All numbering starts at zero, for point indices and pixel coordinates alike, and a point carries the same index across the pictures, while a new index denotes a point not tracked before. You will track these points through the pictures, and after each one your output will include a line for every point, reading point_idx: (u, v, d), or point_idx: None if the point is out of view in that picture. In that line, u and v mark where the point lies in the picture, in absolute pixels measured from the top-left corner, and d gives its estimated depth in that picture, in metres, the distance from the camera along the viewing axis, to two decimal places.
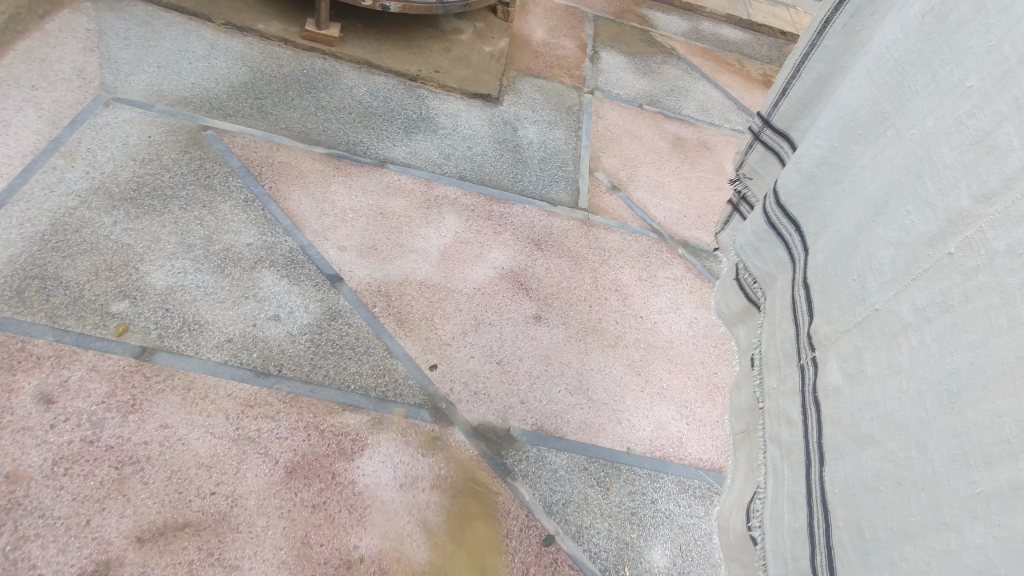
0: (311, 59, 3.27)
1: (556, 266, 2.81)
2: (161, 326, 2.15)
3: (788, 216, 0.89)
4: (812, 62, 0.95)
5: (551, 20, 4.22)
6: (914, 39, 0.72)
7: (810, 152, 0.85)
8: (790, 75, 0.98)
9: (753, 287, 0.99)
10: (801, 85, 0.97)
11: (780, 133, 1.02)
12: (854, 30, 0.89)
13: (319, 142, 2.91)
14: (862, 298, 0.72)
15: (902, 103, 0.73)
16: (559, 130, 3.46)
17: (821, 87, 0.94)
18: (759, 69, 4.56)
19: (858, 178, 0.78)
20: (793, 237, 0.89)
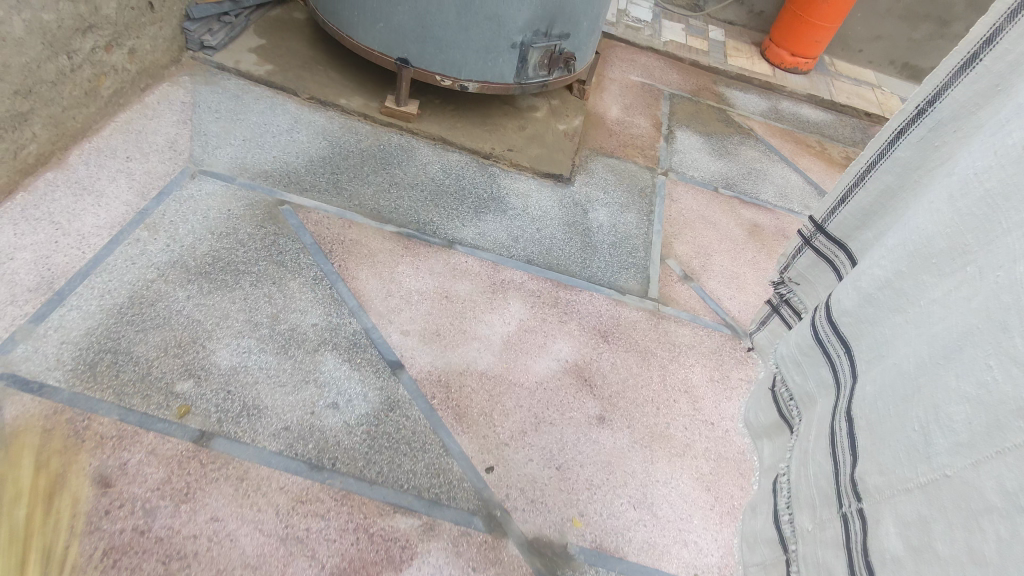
0: (389, 134, 3.33)
1: (623, 361, 2.69)
2: (221, 410, 2.14)
3: (839, 337, 0.88)
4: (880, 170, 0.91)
5: (627, 97, 4.20)
6: (1011, 166, 0.67)
7: (874, 273, 0.82)
8: (849, 183, 0.95)
9: (788, 402, 1.04)
10: (865, 194, 0.93)
11: (833, 240, 0.99)
12: (930, 147, 0.85)
13: (390, 221, 2.92)
14: (928, 456, 0.67)
15: (986, 238, 0.68)
16: (631, 214, 3.38)
17: (884, 201, 0.91)
18: (841, 152, 4.39)
19: (927, 311, 0.74)
20: (843, 362, 0.88)
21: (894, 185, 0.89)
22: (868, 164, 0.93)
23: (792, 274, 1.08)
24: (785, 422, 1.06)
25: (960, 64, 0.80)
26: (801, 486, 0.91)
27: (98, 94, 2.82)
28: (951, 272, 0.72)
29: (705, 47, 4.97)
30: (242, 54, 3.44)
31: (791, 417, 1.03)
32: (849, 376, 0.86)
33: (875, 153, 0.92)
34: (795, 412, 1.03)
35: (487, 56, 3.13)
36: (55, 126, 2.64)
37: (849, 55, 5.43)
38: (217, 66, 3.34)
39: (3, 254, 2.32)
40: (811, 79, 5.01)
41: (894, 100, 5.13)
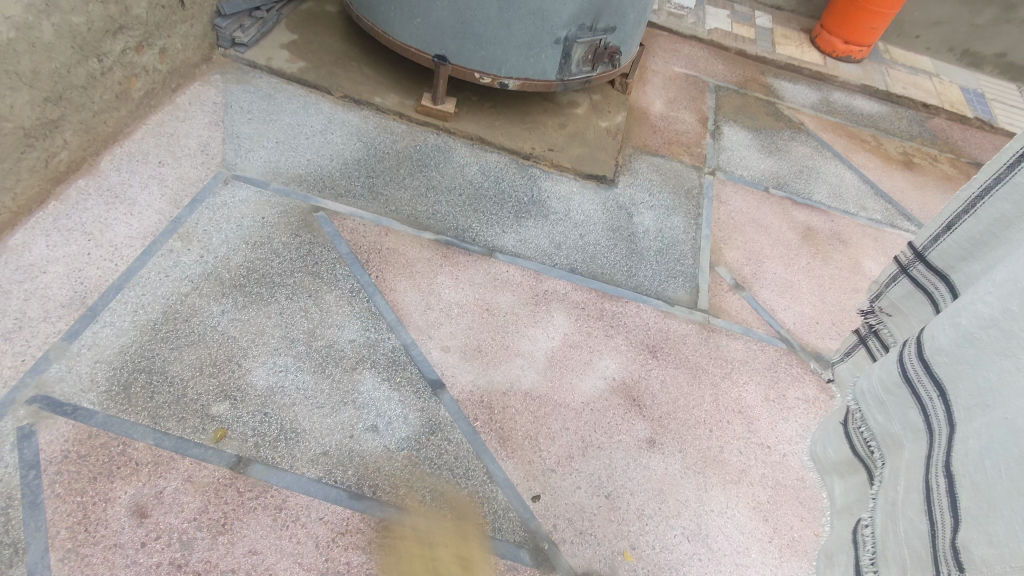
0: (425, 134, 3.20)
1: (673, 378, 2.55)
2: (258, 434, 2.06)
3: (932, 377, 0.80)
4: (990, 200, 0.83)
5: (670, 90, 4.00)
6: None
7: (976, 311, 0.74)
8: (958, 208, 0.88)
9: (867, 442, 0.94)
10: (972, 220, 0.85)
11: (934, 269, 0.91)
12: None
13: (427, 227, 2.80)
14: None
15: None
16: (678, 217, 3.21)
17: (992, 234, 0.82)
18: (898, 147, 4.15)
19: None
20: (934, 401, 0.79)
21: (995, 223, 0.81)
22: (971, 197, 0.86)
23: (885, 304, 1.01)
24: (861, 460, 0.97)
25: None
26: (887, 540, 0.83)
27: (129, 96, 2.74)
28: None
29: (752, 35, 4.73)
30: (274, 51, 3.33)
31: (872, 460, 0.94)
32: (943, 419, 0.78)
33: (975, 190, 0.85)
34: (877, 453, 0.93)
35: (528, 52, 2.97)
36: (86, 131, 2.56)
37: (905, 42, 5.15)
38: (249, 64, 3.23)
39: (36, 267, 2.26)
40: (865, 68, 4.75)
41: (953, 90, 4.85)
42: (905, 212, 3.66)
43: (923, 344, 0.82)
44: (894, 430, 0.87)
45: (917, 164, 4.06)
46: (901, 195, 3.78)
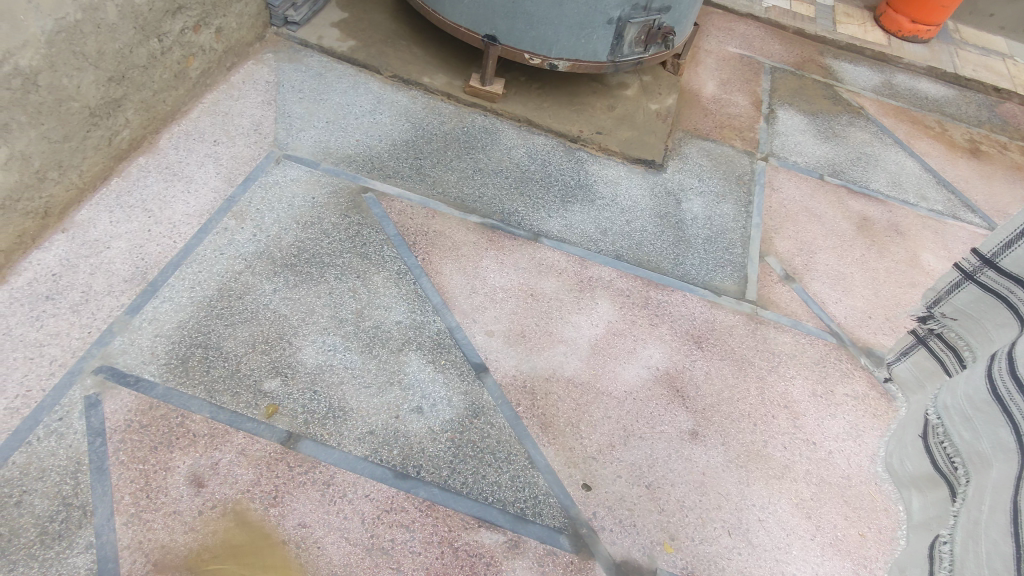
0: (472, 115, 3.18)
1: (717, 370, 2.52)
2: (308, 411, 2.13)
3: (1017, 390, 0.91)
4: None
5: (724, 71, 3.88)
6: None
7: None
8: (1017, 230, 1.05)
9: (952, 458, 1.06)
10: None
11: (1003, 275, 1.06)
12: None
13: (473, 211, 2.80)
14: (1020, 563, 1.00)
15: None
16: (728, 205, 3.14)
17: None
18: (964, 134, 3.95)
19: None
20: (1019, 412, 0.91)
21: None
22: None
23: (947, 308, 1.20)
24: (945, 474, 1.10)
25: None
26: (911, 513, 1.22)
27: (187, 76, 2.79)
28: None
29: (811, 13, 4.54)
30: (325, 29, 3.34)
31: (954, 477, 1.06)
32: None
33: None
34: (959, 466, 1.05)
35: (581, 33, 2.92)
36: (147, 110, 2.64)
37: (977, 21, 4.87)
38: (301, 42, 3.26)
39: (101, 243, 2.35)
40: (932, 48, 4.52)
41: None
42: (968, 203, 3.50)
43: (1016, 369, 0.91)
44: (981, 449, 1.00)
45: (984, 152, 3.86)
46: (965, 184, 3.61)
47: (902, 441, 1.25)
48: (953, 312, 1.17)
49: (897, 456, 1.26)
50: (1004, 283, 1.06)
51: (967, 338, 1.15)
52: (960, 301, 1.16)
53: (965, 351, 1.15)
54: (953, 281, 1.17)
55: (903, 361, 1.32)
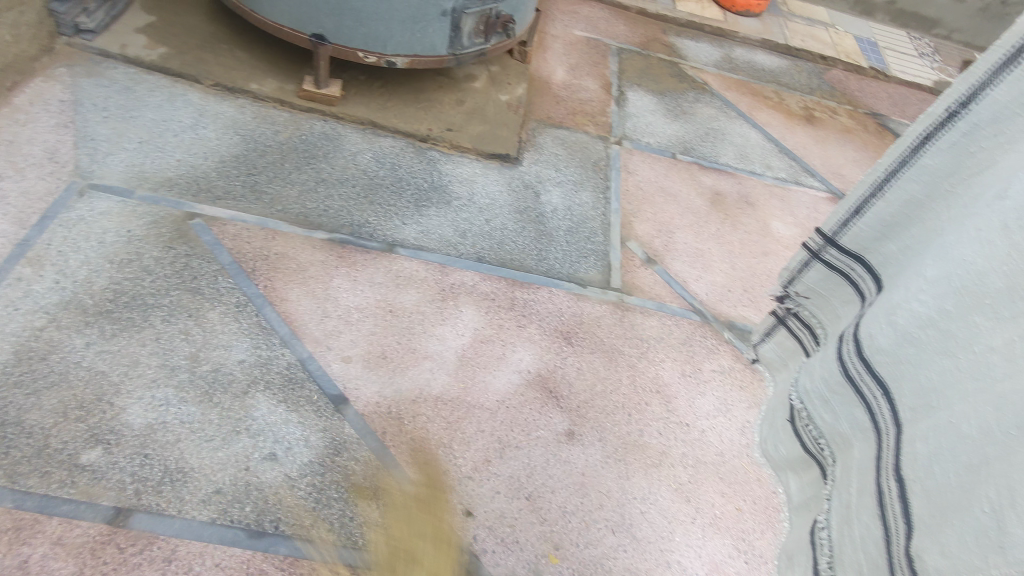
0: (310, 121, 2.95)
1: (588, 365, 2.49)
2: (138, 479, 1.85)
3: (875, 379, 1.31)
4: (903, 181, 1.37)
5: (572, 56, 3.86)
6: None
7: (915, 308, 1.22)
8: (863, 197, 1.46)
9: (817, 441, 1.53)
10: (951, 134, 1.26)
11: (851, 255, 1.52)
12: (968, 145, 1.24)
13: (319, 226, 2.59)
14: (1001, 544, 0.91)
15: None
16: (586, 193, 3.12)
17: (968, 144, 1.24)
18: (799, 102, 4.18)
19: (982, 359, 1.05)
20: (884, 407, 1.27)
21: (995, 115, 1.18)
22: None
23: (801, 288, 1.69)
24: (813, 454, 1.57)
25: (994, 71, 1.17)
26: (844, 542, 1.28)
27: None
28: (1006, 321, 1.02)
29: None
30: (129, 36, 2.96)
31: (823, 456, 1.51)
32: (893, 424, 1.24)
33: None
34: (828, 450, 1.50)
35: (415, 27, 2.75)
36: None
37: None
38: (100, 53, 2.86)
39: None
40: (763, 22, 4.74)
41: (848, 40, 4.92)
42: (808, 168, 3.70)
43: (867, 346, 1.33)
44: (842, 429, 1.43)
45: (818, 118, 4.11)
46: (804, 150, 3.82)
47: (779, 425, 1.76)
48: (805, 290, 1.68)
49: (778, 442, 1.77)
50: (846, 261, 1.54)
51: (818, 315, 1.67)
52: (811, 281, 1.65)
53: (818, 325, 1.67)
54: (805, 261, 1.66)
55: (778, 330, 1.84)
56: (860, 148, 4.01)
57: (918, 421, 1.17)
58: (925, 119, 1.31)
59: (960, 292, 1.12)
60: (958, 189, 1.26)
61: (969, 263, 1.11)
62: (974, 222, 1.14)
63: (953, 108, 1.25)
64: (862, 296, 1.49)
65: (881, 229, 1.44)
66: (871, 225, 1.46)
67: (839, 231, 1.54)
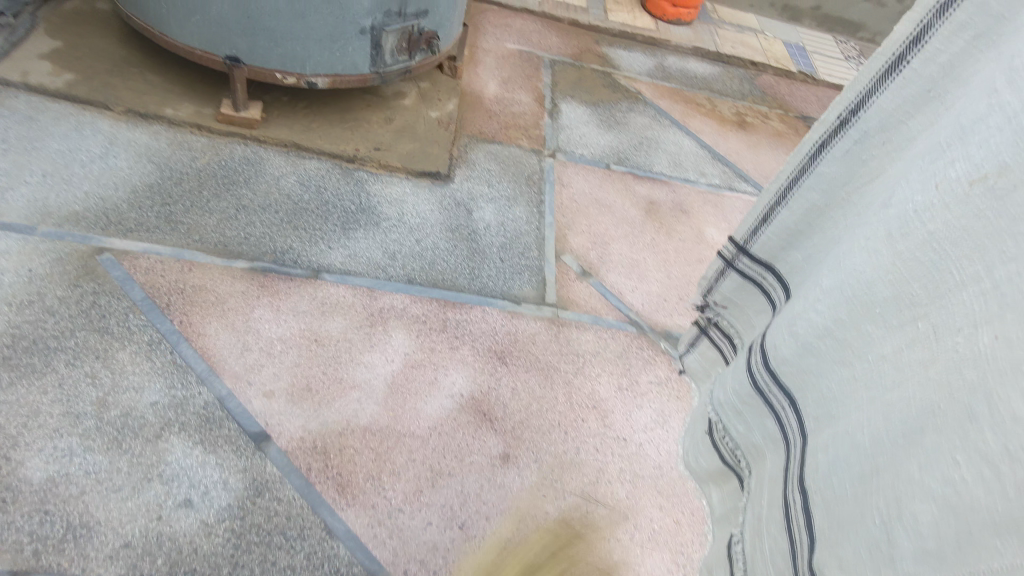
0: (230, 146, 2.85)
1: (523, 384, 2.45)
2: (37, 539, 1.73)
3: (783, 388, 1.26)
4: (802, 190, 1.32)
5: (504, 69, 3.83)
6: (960, 211, 0.92)
7: (811, 316, 1.17)
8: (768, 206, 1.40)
9: (734, 449, 1.45)
10: (843, 143, 1.22)
11: (761, 263, 1.45)
12: (860, 153, 1.20)
13: (239, 255, 2.50)
14: (891, 558, 0.89)
15: (937, 299, 0.93)
16: (520, 208, 3.09)
17: (859, 151, 1.20)
18: (731, 108, 4.24)
19: (876, 365, 1.03)
20: (791, 414, 1.23)
21: (884, 122, 1.14)
22: (919, 29, 1.06)
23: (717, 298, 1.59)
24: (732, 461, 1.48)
25: (883, 71, 1.12)
26: (757, 556, 1.25)
27: None
28: (893, 330, 1.01)
29: (583, 4, 4.65)
30: (31, 62, 2.81)
31: (740, 465, 1.44)
32: (799, 436, 1.20)
33: (904, 41, 1.09)
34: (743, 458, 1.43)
35: (333, 46, 2.68)
36: None
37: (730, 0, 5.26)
38: None
39: None
40: (694, 30, 4.81)
41: (778, 46, 5.02)
42: (741, 173, 3.75)
43: (772, 357, 1.27)
44: (754, 439, 1.37)
45: (750, 124, 4.17)
46: (736, 156, 3.87)
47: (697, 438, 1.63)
48: (723, 300, 1.58)
49: (694, 453, 1.67)
50: (757, 269, 1.46)
51: (735, 324, 1.58)
52: (727, 289, 1.56)
53: (737, 335, 1.58)
54: (719, 269, 1.57)
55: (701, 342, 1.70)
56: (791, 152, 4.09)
57: (821, 430, 1.13)
58: (820, 125, 1.27)
59: (852, 302, 1.09)
60: (855, 198, 1.22)
61: (858, 273, 1.08)
62: (864, 233, 1.12)
63: (844, 114, 1.21)
64: (771, 304, 1.43)
65: (788, 238, 1.37)
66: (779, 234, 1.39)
67: (749, 238, 1.46)
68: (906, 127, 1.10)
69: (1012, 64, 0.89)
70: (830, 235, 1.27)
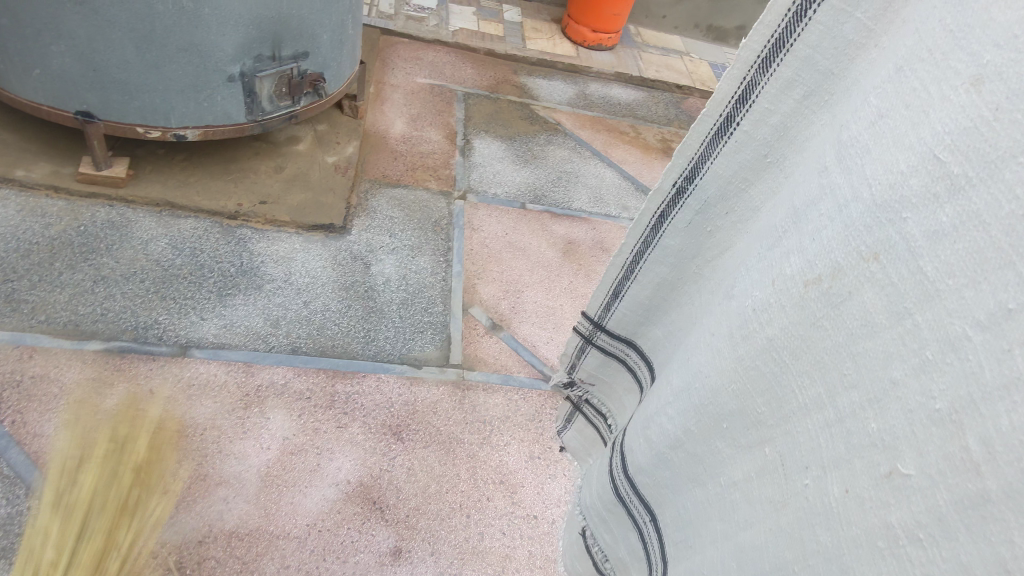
0: (92, 208, 2.56)
1: (421, 463, 2.19)
2: None
3: (643, 501, 1.18)
4: (649, 263, 1.22)
5: (413, 105, 3.62)
6: (795, 315, 0.79)
7: (667, 421, 1.07)
8: (621, 277, 1.27)
9: (603, 558, 1.40)
10: (684, 214, 1.12)
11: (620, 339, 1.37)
12: (702, 224, 1.12)
13: (92, 335, 2.21)
14: None
15: (782, 411, 0.83)
16: (424, 257, 2.86)
17: (702, 221, 1.12)
18: (656, 134, 4.10)
19: (728, 492, 0.94)
20: (648, 523, 1.17)
21: (723, 191, 1.06)
22: (744, 88, 0.94)
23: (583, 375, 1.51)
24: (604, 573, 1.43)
25: (717, 127, 1.00)
26: None
27: None
28: (745, 451, 0.91)
29: (500, 32, 4.49)
30: None
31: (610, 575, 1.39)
32: (660, 557, 1.13)
33: (728, 103, 0.98)
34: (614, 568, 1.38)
35: (198, 96, 2.43)
36: None
37: (653, 23, 5.18)
38: None
39: None
40: (617, 54, 4.70)
41: (704, 67, 4.94)
42: None
43: (630, 465, 1.18)
44: (622, 552, 1.31)
45: None
46: None
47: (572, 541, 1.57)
48: (589, 377, 1.51)
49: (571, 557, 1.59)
50: (618, 346, 1.40)
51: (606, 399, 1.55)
52: (590, 366, 1.49)
53: (610, 411, 1.55)
54: (578, 347, 1.47)
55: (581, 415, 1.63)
56: None
57: (680, 557, 1.06)
58: (654, 195, 1.14)
59: (702, 414, 1.00)
60: (706, 270, 1.17)
61: (704, 377, 0.98)
62: (710, 326, 1.03)
63: (679, 183, 1.09)
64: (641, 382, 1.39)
65: (643, 313, 1.31)
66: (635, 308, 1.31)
67: (602, 314, 1.36)
68: (749, 195, 1.04)
69: (841, 138, 0.76)
70: (691, 306, 1.22)
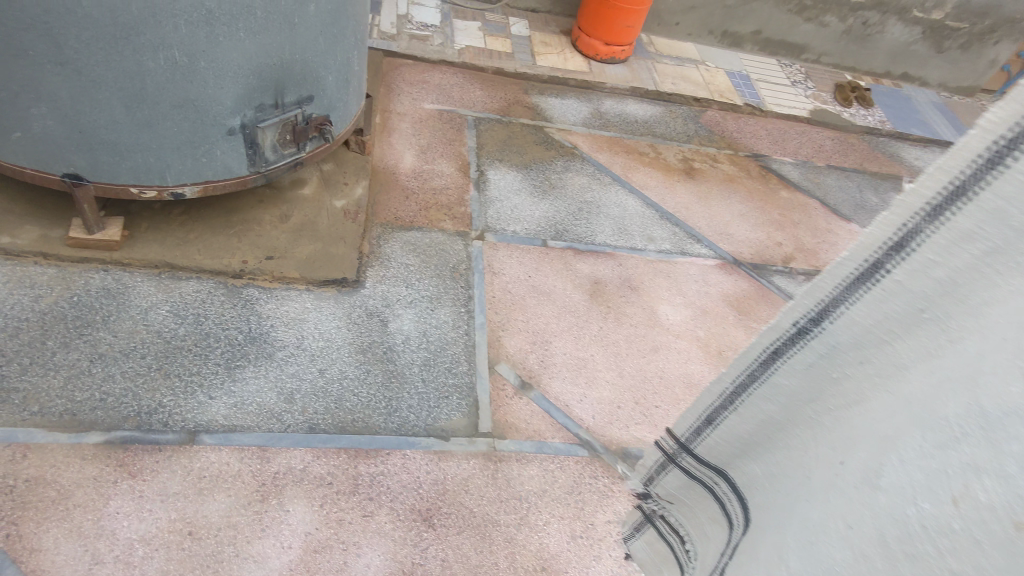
0: (86, 276, 2.38)
1: (455, 552, 2.00)
2: None
3: None
4: (754, 399, 1.03)
5: (422, 135, 3.42)
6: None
7: None
8: (718, 403, 1.09)
9: None
10: (804, 355, 0.91)
11: (710, 465, 1.17)
12: (829, 369, 0.90)
13: (91, 426, 2.01)
14: None
15: None
16: (444, 309, 2.67)
17: (828, 366, 0.90)
18: (677, 153, 3.90)
19: None
20: None
21: (858, 339, 0.84)
22: (902, 234, 0.74)
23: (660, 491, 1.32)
24: None
25: (853, 277, 0.81)
26: None
27: None
28: None
29: (508, 48, 4.27)
30: None
31: None
32: None
33: (879, 245, 0.77)
34: None
35: (195, 152, 2.22)
36: None
37: (666, 31, 4.96)
38: None
39: None
40: (631, 67, 4.48)
41: (720, 77, 4.73)
42: (692, 232, 3.41)
43: None
44: None
45: (698, 170, 3.83)
46: (686, 212, 3.52)
47: None
48: (666, 495, 1.31)
49: None
50: (706, 472, 1.19)
51: (685, 521, 1.33)
52: (669, 485, 1.29)
53: (688, 535, 1.33)
54: (658, 464, 1.28)
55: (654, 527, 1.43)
56: (745, 198, 3.76)
57: None
58: (767, 329, 0.96)
59: None
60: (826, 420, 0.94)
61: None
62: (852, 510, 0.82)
63: (801, 322, 0.90)
64: (732, 521, 1.17)
65: (740, 448, 1.09)
66: (728, 439, 1.11)
67: (691, 437, 1.18)
68: (893, 350, 0.81)
69: None
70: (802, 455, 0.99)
